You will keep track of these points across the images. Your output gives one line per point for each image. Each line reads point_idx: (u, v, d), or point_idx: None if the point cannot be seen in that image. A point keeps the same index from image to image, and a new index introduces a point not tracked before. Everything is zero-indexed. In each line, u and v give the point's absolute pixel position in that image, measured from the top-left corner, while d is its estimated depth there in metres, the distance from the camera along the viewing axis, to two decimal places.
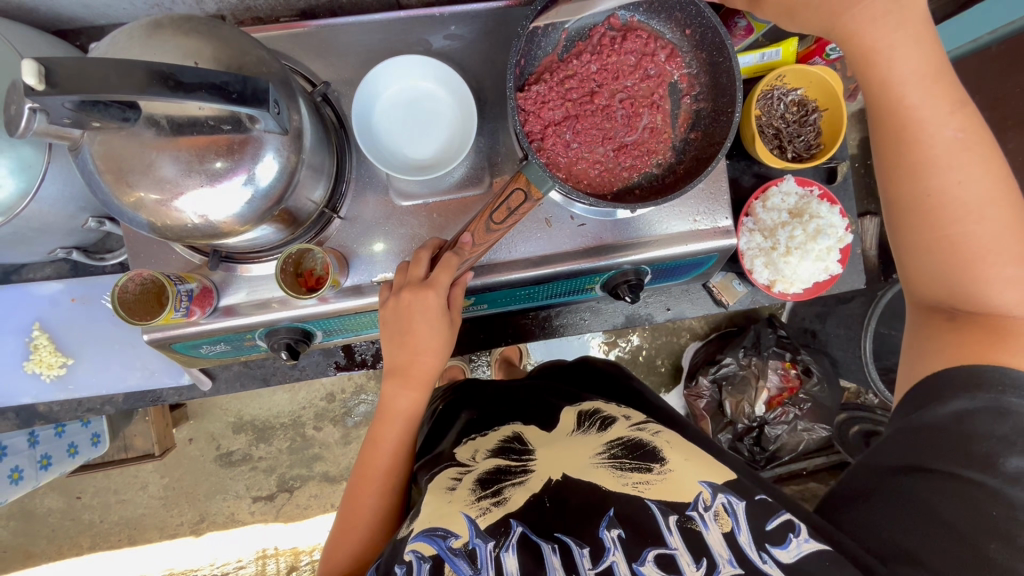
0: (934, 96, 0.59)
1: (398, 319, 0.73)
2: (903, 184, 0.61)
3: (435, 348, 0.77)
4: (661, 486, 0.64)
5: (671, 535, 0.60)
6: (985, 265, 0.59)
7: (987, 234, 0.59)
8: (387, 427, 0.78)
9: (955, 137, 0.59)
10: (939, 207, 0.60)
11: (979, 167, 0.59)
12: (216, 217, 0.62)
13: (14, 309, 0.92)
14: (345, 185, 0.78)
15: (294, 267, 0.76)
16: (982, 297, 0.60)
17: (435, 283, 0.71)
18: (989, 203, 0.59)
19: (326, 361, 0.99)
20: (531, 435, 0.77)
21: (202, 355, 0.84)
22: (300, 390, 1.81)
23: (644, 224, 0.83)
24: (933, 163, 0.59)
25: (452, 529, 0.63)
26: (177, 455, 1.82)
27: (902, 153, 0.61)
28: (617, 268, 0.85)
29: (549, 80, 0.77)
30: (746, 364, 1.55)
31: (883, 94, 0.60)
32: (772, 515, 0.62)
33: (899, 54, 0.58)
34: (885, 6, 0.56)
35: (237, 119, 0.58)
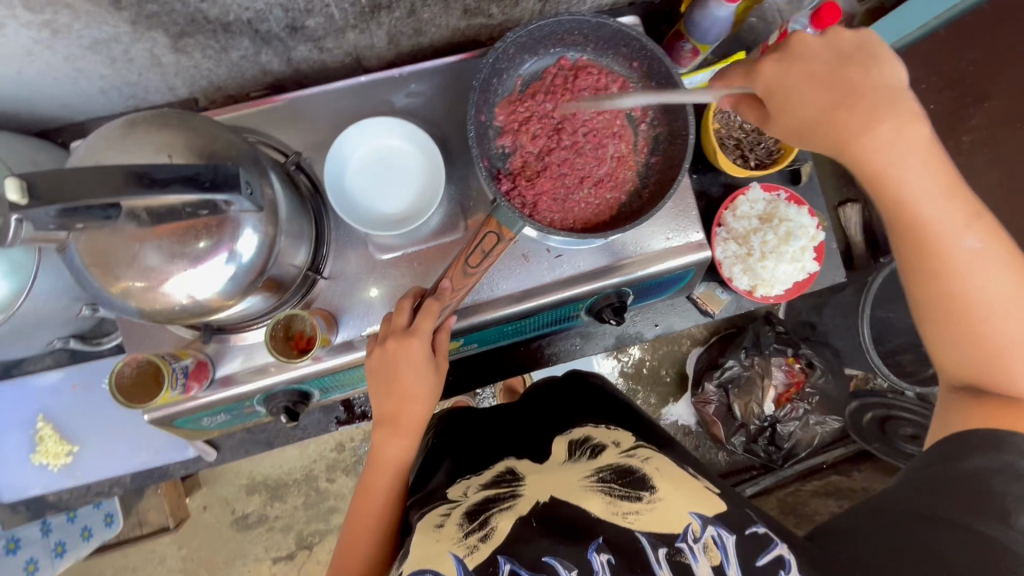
0: (948, 205, 0.61)
1: (384, 368, 0.75)
2: (925, 284, 0.64)
3: (424, 395, 0.78)
4: (650, 516, 0.65)
5: (660, 569, 0.60)
6: (1013, 358, 0.62)
7: (1010, 329, 0.62)
8: (378, 475, 0.80)
9: (972, 246, 0.61)
10: (961, 306, 0.63)
11: (1001, 271, 0.62)
12: (202, 296, 0.64)
13: (18, 402, 0.94)
14: (325, 247, 0.81)
15: (284, 330, 0.78)
16: (1012, 385, 0.63)
17: (418, 331, 0.73)
18: (1011, 300, 0.62)
19: (327, 418, 1.00)
20: (523, 467, 0.80)
21: (205, 428, 0.85)
22: (310, 443, 1.82)
23: (617, 249, 0.85)
24: (949, 261, 0.62)
25: (440, 570, 0.64)
26: (194, 523, 1.82)
27: (921, 258, 0.63)
28: (599, 293, 0.87)
29: (514, 132, 0.81)
30: (749, 365, 1.56)
31: (895, 210, 0.62)
32: (764, 551, 0.62)
33: (910, 176, 0.59)
34: (890, 134, 0.58)
35: (213, 204, 0.60)
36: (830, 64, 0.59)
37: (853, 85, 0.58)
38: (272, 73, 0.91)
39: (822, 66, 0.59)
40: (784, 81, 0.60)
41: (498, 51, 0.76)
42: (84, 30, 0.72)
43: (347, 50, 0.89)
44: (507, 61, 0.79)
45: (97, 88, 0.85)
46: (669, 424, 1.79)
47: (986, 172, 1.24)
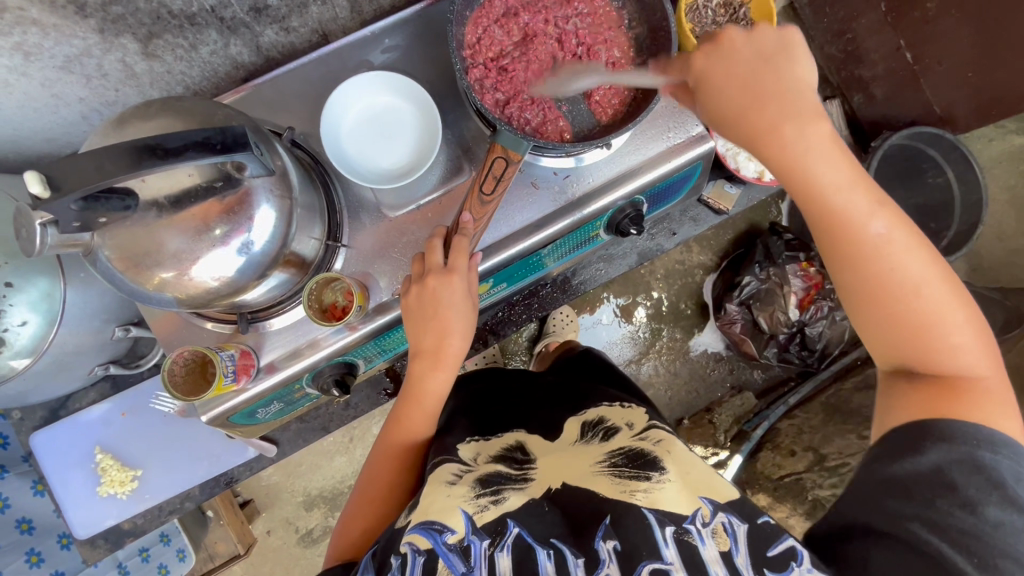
0: (860, 196, 0.60)
1: (422, 306, 0.77)
2: (851, 277, 0.62)
3: (461, 331, 0.80)
4: (659, 494, 0.68)
5: (667, 548, 0.63)
6: (942, 335, 0.61)
7: (926, 304, 0.60)
8: (415, 406, 0.84)
9: (884, 230, 0.60)
10: (882, 289, 0.61)
11: (916, 249, 0.61)
12: (231, 274, 0.64)
13: (72, 442, 0.94)
14: (340, 217, 0.81)
15: (318, 302, 0.78)
16: (946, 363, 0.61)
17: (455, 268, 0.75)
18: (924, 275, 0.60)
19: (374, 391, 1.01)
20: (532, 444, 0.85)
21: (260, 422, 0.86)
22: (355, 448, 1.82)
23: (625, 157, 0.85)
24: (870, 248, 0.60)
25: (448, 523, 0.68)
26: (261, 549, 1.87)
27: (838, 245, 0.61)
28: (614, 207, 0.88)
29: (477, 65, 0.78)
30: (766, 278, 1.56)
31: (811, 199, 0.60)
32: (774, 542, 0.63)
33: (818, 167, 0.59)
34: (794, 134, 0.58)
35: (225, 174, 0.61)
36: (750, 66, 0.58)
37: (766, 82, 0.58)
38: (244, 65, 0.91)
39: (744, 66, 0.58)
40: (710, 72, 0.59)
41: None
42: (54, 48, 0.71)
43: (313, 27, 0.89)
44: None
45: (77, 114, 0.85)
46: (699, 354, 1.78)
47: (960, 29, 1.29)
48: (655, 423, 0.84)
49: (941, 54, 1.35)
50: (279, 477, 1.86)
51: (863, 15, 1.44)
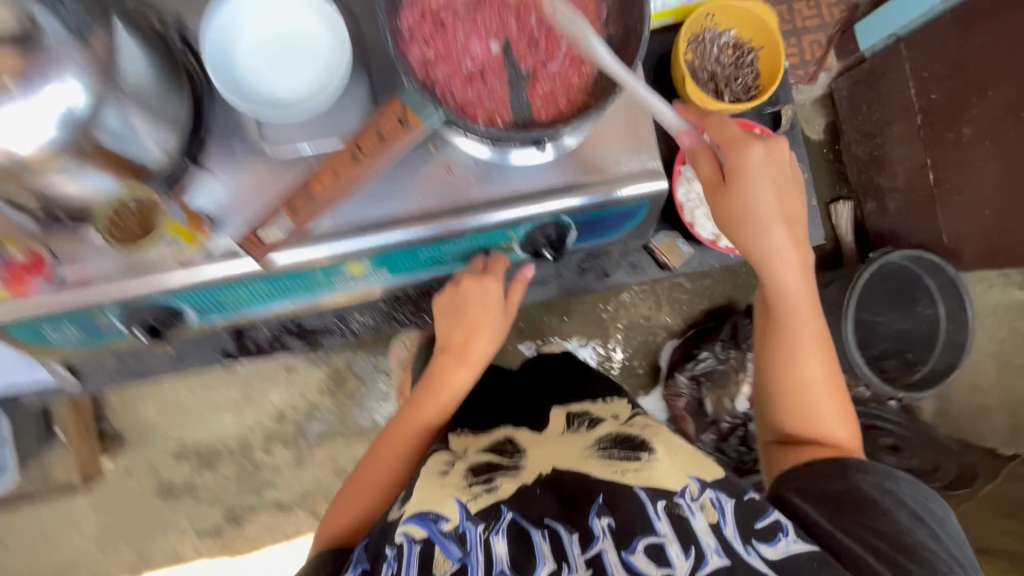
0: (799, 296, 0.80)
1: (456, 303, 0.88)
2: (778, 350, 0.79)
3: (489, 332, 0.88)
4: (654, 474, 0.70)
5: (660, 521, 0.64)
6: (830, 409, 0.76)
7: (820, 394, 0.77)
8: (435, 397, 0.86)
9: (806, 326, 0.79)
10: (796, 360, 0.78)
11: (823, 351, 0.79)
12: (20, 149, 0.51)
13: None
14: (205, 133, 0.68)
15: (141, 225, 0.65)
16: (831, 427, 0.75)
17: (494, 275, 0.87)
18: (824, 367, 0.78)
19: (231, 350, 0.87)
20: (522, 439, 0.84)
21: (52, 343, 0.74)
22: (247, 411, 1.79)
23: (559, 169, 0.73)
24: (792, 319, 0.78)
25: (445, 512, 0.67)
26: (115, 487, 1.75)
27: (775, 320, 0.79)
28: (532, 222, 0.75)
29: (414, 20, 0.66)
30: (724, 359, 1.47)
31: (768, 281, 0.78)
32: (762, 514, 0.66)
33: (783, 259, 0.77)
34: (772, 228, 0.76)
35: (25, 30, 0.50)
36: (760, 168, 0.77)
37: (765, 180, 0.75)
38: None
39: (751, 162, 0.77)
40: (746, 167, 0.72)
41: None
42: None
43: None
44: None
45: None
46: None
47: None
48: (639, 413, 0.86)
49: None
50: (158, 418, 1.76)
51: (896, 122, 1.50)
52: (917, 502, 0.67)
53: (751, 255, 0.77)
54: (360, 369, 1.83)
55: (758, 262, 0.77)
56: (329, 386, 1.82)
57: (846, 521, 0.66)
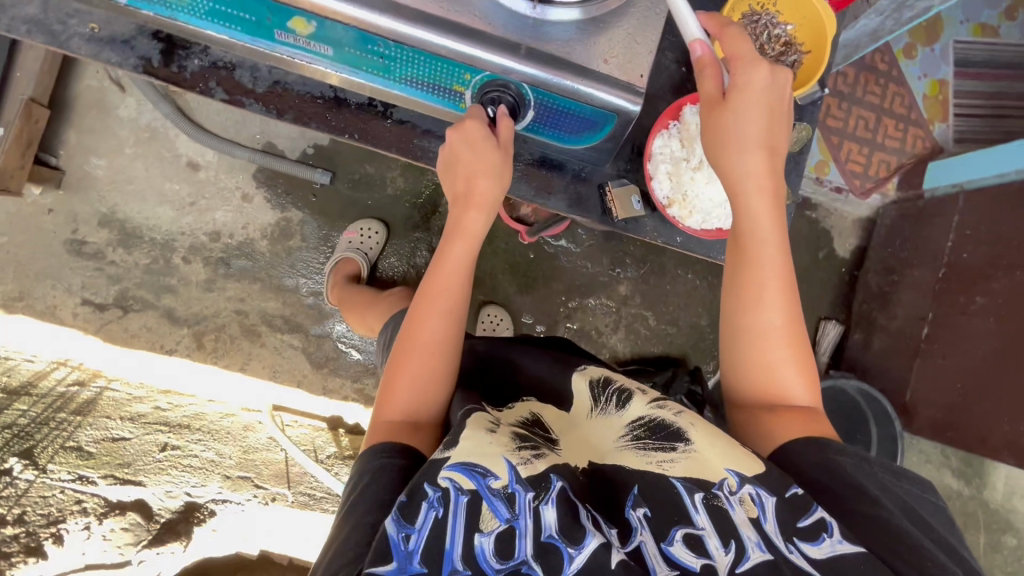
0: (775, 254, 0.81)
1: (452, 153, 0.80)
2: (744, 318, 0.83)
3: (492, 172, 0.79)
4: (690, 465, 0.77)
5: (699, 515, 0.73)
6: (784, 382, 0.82)
7: (776, 346, 0.82)
8: (445, 262, 0.87)
9: (777, 289, 0.82)
10: (755, 333, 0.82)
11: (783, 311, 0.82)
12: None
13: None
14: None
15: None
16: (782, 395, 0.82)
17: (474, 112, 0.76)
18: (784, 330, 0.82)
19: (128, 55, 0.88)
20: (547, 415, 0.89)
21: None
22: (188, 214, 1.77)
23: (538, 32, 0.69)
24: (759, 285, 0.82)
25: (492, 469, 0.74)
26: (28, 217, 1.70)
27: (745, 289, 0.82)
28: (492, 72, 0.71)
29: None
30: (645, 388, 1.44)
31: (751, 249, 0.81)
32: (806, 513, 0.71)
33: (764, 221, 0.79)
34: (765, 183, 0.78)
35: None
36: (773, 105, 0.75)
37: (777, 115, 0.76)
38: None
39: (771, 100, 0.75)
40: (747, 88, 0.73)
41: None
42: None
43: None
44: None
45: None
46: None
47: None
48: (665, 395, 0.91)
49: None
50: (104, 177, 1.73)
51: None
52: (915, 503, 0.75)
53: (729, 179, 0.78)
54: (309, 232, 1.82)
55: (738, 190, 0.78)
56: (274, 230, 1.80)
57: (849, 518, 0.73)
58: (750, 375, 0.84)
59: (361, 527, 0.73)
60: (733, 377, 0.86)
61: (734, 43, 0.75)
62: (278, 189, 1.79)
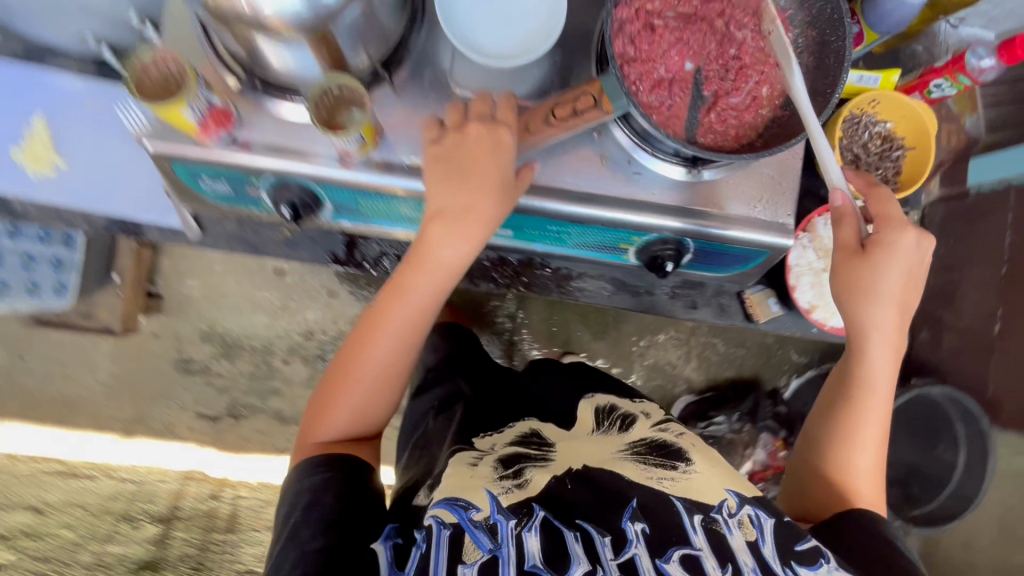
0: (884, 396, 0.81)
1: (454, 153, 0.69)
2: (841, 438, 0.81)
3: (482, 188, 0.68)
4: (690, 485, 0.70)
5: (696, 535, 0.65)
6: (853, 501, 0.79)
7: (867, 475, 0.80)
8: (416, 276, 0.73)
9: (878, 422, 0.81)
10: (848, 455, 0.80)
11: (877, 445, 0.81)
12: (264, 9, 0.56)
13: (21, 88, 0.81)
14: (405, 56, 0.72)
15: (327, 114, 0.68)
16: (835, 508, 0.79)
17: (502, 130, 0.68)
18: (874, 463, 0.80)
19: (323, 249, 0.90)
20: (548, 433, 0.82)
21: (201, 190, 0.76)
22: (282, 317, 1.83)
23: (698, 194, 0.76)
24: (864, 408, 0.81)
25: (472, 500, 0.65)
26: (140, 344, 1.80)
27: (849, 413, 0.81)
28: (659, 233, 0.78)
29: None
30: (737, 428, 1.75)
31: (858, 379, 0.81)
32: (802, 539, 0.67)
33: (878, 360, 0.80)
34: (881, 325, 0.79)
35: None
36: (910, 265, 0.77)
37: (909, 278, 0.77)
38: None
39: (907, 262, 0.77)
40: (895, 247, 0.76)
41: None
42: None
43: None
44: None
45: None
46: None
47: None
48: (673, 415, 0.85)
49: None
50: (199, 296, 1.79)
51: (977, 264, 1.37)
52: None
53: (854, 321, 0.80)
54: None
55: (861, 336, 0.79)
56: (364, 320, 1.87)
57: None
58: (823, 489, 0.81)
59: (307, 555, 0.65)
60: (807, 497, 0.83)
61: (884, 206, 0.79)
62: (361, 282, 1.87)
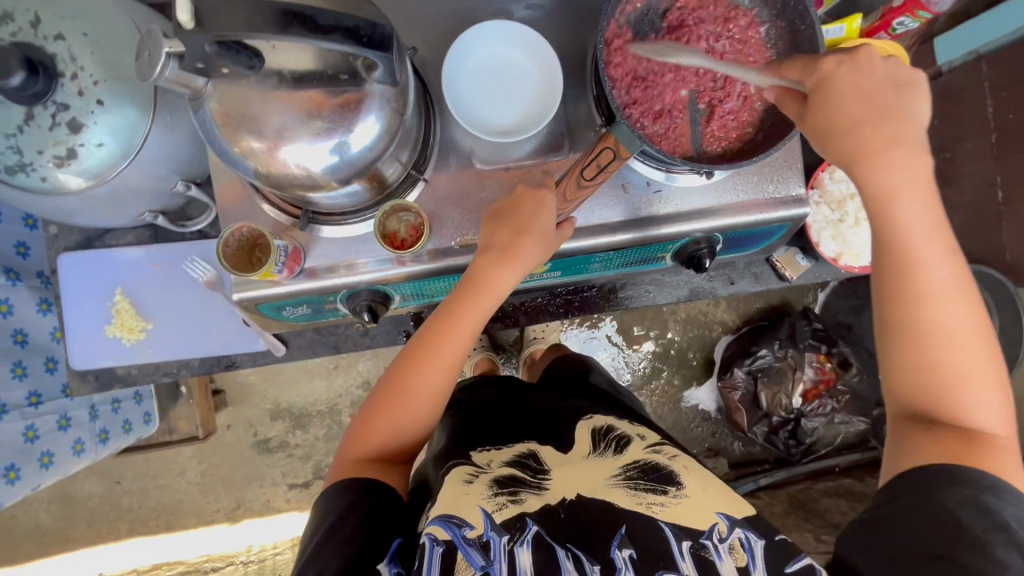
0: (936, 245, 0.64)
1: (511, 207, 0.77)
2: (903, 313, 0.64)
3: (538, 242, 0.75)
4: (675, 509, 0.74)
5: (683, 560, 0.69)
6: (967, 389, 0.63)
7: (964, 354, 0.63)
8: (468, 301, 0.77)
9: (949, 279, 0.64)
10: (931, 337, 0.63)
11: (961, 303, 0.63)
12: (315, 170, 0.63)
13: (94, 274, 0.90)
14: (429, 151, 0.79)
15: (381, 227, 0.76)
16: (959, 412, 0.63)
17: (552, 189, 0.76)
18: (966, 328, 0.63)
19: (397, 330, 0.98)
20: (545, 454, 0.86)
21: (284, 318, 0.86)
22: (336, 378, 1.93)
23: (715, 193, 0.84)
24: (920, 270, 0.64)
25: (467, 518, 0.73)
26: (217, 440, 1.92)
27: (900, 290, 0.64)
28: (690, 236, 0.86)
29: (617, 42, 0.76)
30: (783, 356, 1.66)
31: (894, 239, 0.64)
32: (791, 560, 0.69)
33: (907, 205, 0.64)
34: (901, 165, 0.64)
35: (354, 69, 0.59)
36: (883, 84, 0.63)
37: (886, 107, 0.63)
38: None
39: (875, 84, 0.63)
40: (835, 80, 0.62)
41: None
42: None
43: None
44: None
45: None
46: (689, 407, 1.91)
47: None
48: (666, 440, 0.89)
49: None
50: (255, 379, 1.92)
51: (970, 138, 1.46)
52: None
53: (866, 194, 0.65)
54: None
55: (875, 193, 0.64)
56: None
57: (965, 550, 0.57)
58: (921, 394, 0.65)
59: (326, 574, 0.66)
60: (910, 428, 0.65)
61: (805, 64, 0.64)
62: None
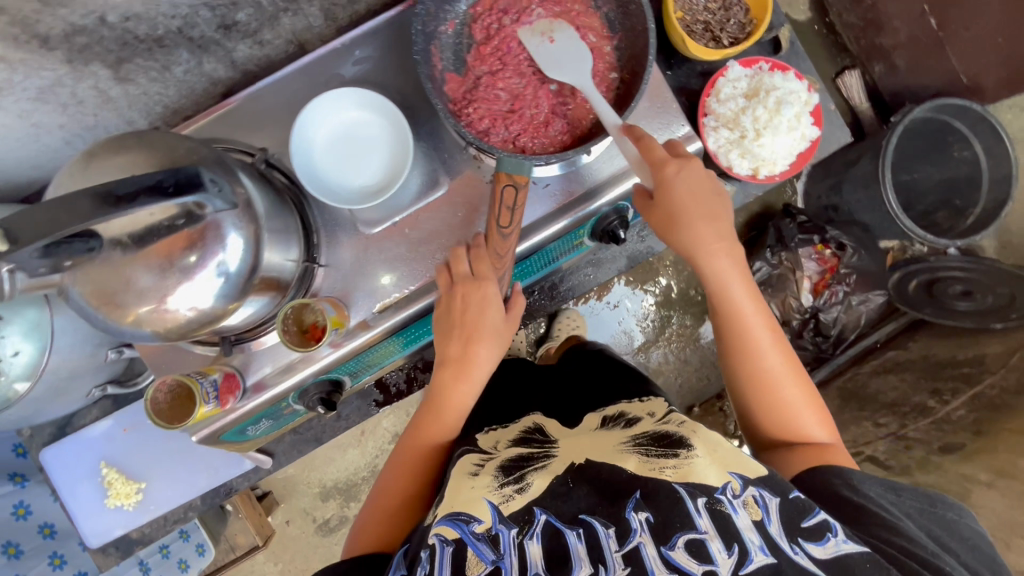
0: (751, 297, 0.77)
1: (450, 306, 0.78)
2: (733, 353, 0.77)
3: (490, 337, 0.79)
4: (690, 468, 0.66)
5: (700, 518, 0.61)
6: (793, 407, 0.74)
7: (786, 386, 0.75)
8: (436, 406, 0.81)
9: (761, 321, 0.77)
10: (754, 370, 0.75)
11: (775, 341, 0.76)
12: (206, 305, 0.64)
13: (81, 456, 1.03)
14: (316, 236, 0.80)
15: (297, 324, 0.78)
16: (793, 427, 0.74)
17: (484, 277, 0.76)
18: (780, 360, 0.75)
19: (366, 403, 1.16)
20: (549, 426, 0.87)
21: (251, 437, 0.89)
22: (367, 442, 1.91)
23: (603, 166, 0.82)
24: (740, 316, 0.76)
25: (474, 513, 0.68)
26: (281, 538, 1.96)
27: (729, 332, 0.77)
28: (597, 215, 0.85)
29: (460, 102, 0.74)
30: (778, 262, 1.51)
31: (718, 295, 0.77)
32: (807, 513, 0.62)
33: (718, 265, 0.76)
34: (713, 234, 0.76)
35: (188, 211, 0.60)
36: (698, 182, 0.75)
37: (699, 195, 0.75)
38: (222, 81, 0.89)
39: (694, 181, 0.75)
40: (670, 182, 0.74)
41: (420, 15, 0.70)
42: (25, 82, 0.71)
43: (287, 38, 0.85)
44: (433, 21, 0.72)
45: (61, 140, 0.86)
46: (708, 341, 1.80)
47: None
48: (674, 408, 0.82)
49: (970, 22, 1.27)
50: (294, 470, 1.94)
51: None
52: None
53: (681, 251, 0.78)
54: None
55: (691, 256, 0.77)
56: None
57: (870, 525, 0.64)
58: (768, 418, 0.75)
59: None
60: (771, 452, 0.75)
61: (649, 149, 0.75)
62: None
